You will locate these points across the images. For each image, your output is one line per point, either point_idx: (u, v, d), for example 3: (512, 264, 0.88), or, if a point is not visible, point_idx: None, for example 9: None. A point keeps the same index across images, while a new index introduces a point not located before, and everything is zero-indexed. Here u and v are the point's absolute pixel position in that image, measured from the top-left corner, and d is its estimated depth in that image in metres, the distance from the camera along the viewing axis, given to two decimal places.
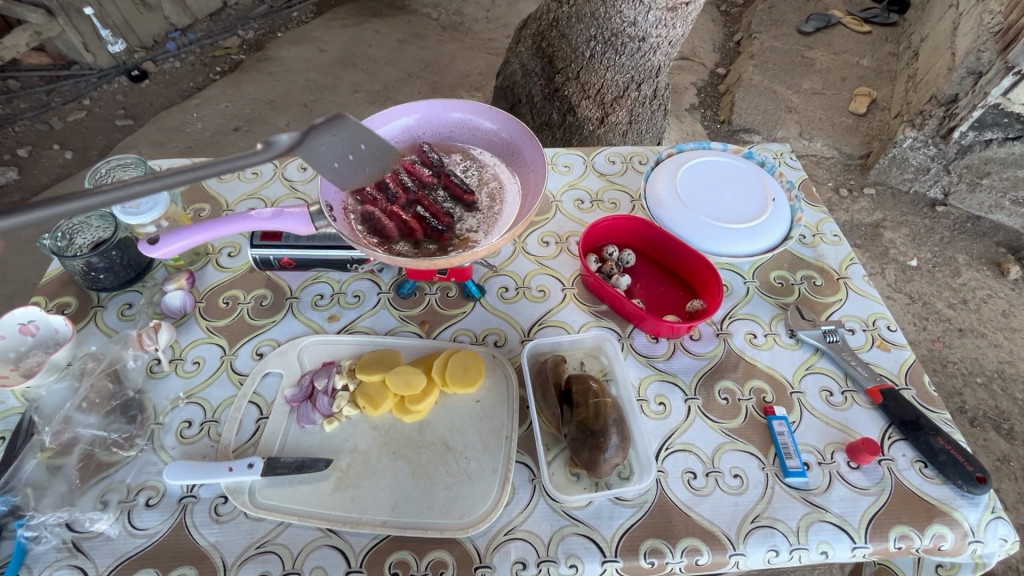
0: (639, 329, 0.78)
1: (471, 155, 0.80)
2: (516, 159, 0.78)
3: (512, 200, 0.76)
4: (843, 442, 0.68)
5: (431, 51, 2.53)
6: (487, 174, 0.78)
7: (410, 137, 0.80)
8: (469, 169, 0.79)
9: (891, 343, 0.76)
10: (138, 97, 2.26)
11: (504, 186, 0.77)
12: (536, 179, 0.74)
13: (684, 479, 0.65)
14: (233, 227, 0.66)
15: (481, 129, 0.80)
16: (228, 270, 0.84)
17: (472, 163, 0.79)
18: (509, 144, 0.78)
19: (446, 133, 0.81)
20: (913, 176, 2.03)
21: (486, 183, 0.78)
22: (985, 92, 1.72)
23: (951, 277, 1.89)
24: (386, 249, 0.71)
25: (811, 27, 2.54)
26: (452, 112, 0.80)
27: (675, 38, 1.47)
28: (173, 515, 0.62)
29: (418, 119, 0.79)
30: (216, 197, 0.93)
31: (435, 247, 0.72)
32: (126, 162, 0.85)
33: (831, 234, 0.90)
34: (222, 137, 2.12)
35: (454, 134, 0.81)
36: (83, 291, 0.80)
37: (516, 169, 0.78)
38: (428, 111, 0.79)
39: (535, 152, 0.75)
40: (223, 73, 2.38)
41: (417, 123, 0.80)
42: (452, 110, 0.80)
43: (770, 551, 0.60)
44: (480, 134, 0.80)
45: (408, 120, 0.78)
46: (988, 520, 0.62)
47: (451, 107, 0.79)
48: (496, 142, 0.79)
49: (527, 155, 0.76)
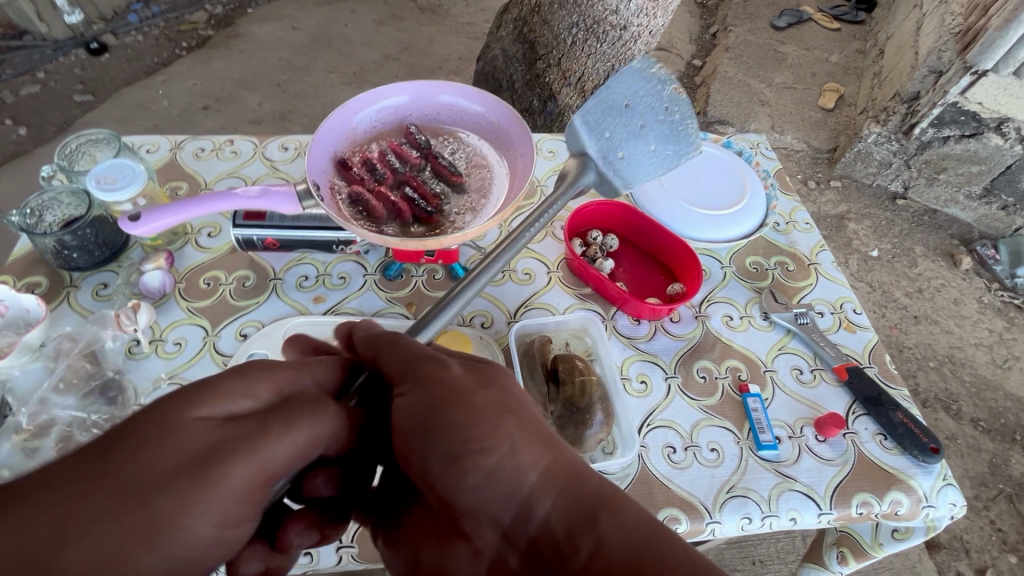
0: (622, 311, 0.81)
1: (459, 138, 0.80)
2: (505, 142, 0.78)
3: (501, 183, 0.76)
4: (811, 417, 0.72)
5: (409, 33, 2.48)
6: (475, 158, 0.79)
7: (397, 118, 0.80)
8: (456, 152, 0.79)
9: (856, 325, 0.81)
10: (98, 71, 2.15)
11: (492, 169, 0.78)
12: (525, 164, 0.74)
13: (664, 453, 0.68)
14: (220, 205, 0.66)
15: (469, 112, 0.80)
16: (208, 251, 0.82)
17: (460, 145, 0.80)
18: (498, 127, 0.78)
19: (434, 114, 0.81)
20: (877, 170, 2.13)
21: (474, 166, 0.78)
22: (945, 91, 1.81)
23: (908, 267, 1.99)
24: (374, 230, 0.72)
25: (784, 22, 2.60)
26: (440, 94, 0.80)
27: (655, 28, 1.48)
28: None
29: (405, 100, 0.79)
30: (193, 175, 0.91)
31: (424, 229, 0.73)
32: (98, 137, 0.81)
33: (803, 221, 0.94)
34: (191, 116, 2.04)
35: (442, 116, 0.81)
36: (54, 270, 0.77)
37: (505, 152, 0.78)
38: (415, 93, 0.79)
39: (523, 136, 0.75)
40: (190, 49, 2.29)
41: (405, 104, 0.80)
42: (439, 91, 0.79)
43: (743, 519, 0.64)
44: (469, 117, 0.80)
45: (395, 100, 0.78)
46: (940, 487, 0.67)
47: (439, 89, 0.79)
48: (484, 125, 0.80)
49: (515, 138, 0.76)
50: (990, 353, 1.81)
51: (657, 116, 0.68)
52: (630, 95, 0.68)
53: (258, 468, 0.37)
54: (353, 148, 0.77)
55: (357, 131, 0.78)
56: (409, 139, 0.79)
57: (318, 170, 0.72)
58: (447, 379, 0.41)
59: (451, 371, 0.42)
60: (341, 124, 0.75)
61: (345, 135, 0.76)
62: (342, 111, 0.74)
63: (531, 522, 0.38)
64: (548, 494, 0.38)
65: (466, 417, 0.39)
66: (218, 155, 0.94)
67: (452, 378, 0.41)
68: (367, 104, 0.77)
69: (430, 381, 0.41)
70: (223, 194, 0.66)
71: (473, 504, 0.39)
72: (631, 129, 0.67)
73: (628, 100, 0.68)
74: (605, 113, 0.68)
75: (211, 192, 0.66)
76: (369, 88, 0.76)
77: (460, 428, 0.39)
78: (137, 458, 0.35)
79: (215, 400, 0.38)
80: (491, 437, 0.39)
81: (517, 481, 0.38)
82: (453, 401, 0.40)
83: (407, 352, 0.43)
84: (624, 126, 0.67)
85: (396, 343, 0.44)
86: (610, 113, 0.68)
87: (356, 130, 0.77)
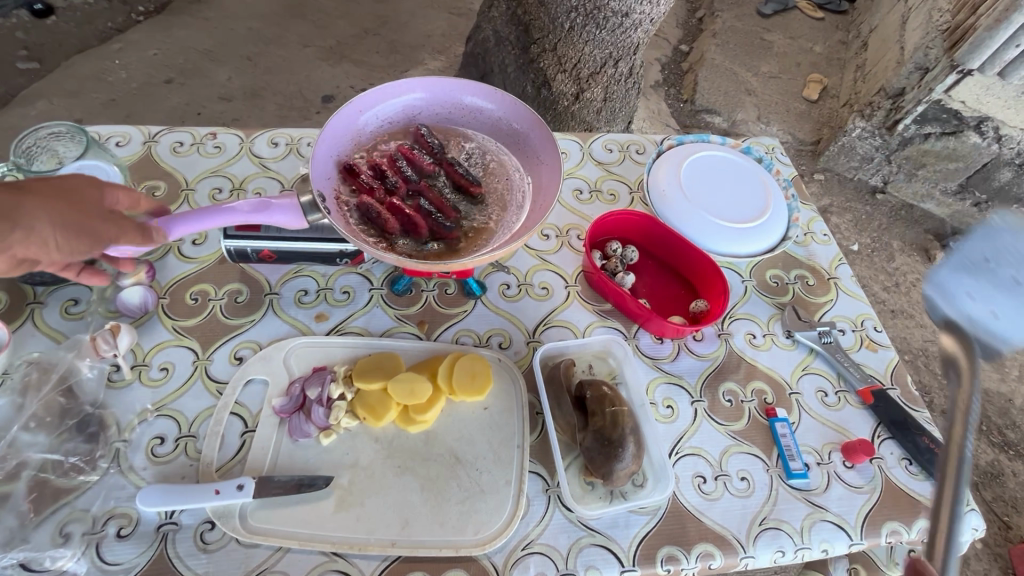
0: (644, 329, 0.77)
1: (474, 142, 0.74)
2: (526, 149, 0.72)
3: (523, 194, 0.71)
4: (838, 442, 0.70)
5: (388, 6, 2.33)
6: (493, 165, 0.73)
7: (406, 118, 0.73)
8: (472, 158, 0.73)
9: (877, 344, 0.80)
10: (43, 36, 1.94)
11: (512, 177, 0.72)
12: (550, 174, 0.69)
13: (694, 484, 0.65)
14: (216, 222, 0.59)
15: (486, 114, 0.74)
16: (195, 261, 0.75)
17: (475, 150, 0.74)
18: (518, 133, 0.73)
19: (446, 114, 0.74)
20: (859, 164, 2.13)
21: (492, 174, 0.72)
22: (930, 88, 1.81)
23: (886, 262, 2.02)
24: (387, 246, 0.65)
25: (770, 9, 2.57)
26: (454, 92, 0.73)
27: (656, 16, 1.42)
28: (152, 546, 0.56)
29: (416, 99, 0.72)
30: (172, 173, 0.81)
31: (441, 246, 0.66)
32: (58, 131, 0.71)
33: (821, 233, 0.92)
34: (152, 90, 1.88)
35: (454, 117, 0.74)
36: (13, 285, 0.69)
37: (525, 160, 0.73)
38: (427, 91, 0.72)
39: (547, 143, 0.70)
40: (148, 15, 2.09)
41: (415, 101, 0.73)
42: (454, 90, 0.73)
43: (777, 552, 0.62)
44: (484, 119, 0.74)
45: (405, 98, 0.72)
46: (965, 512, 0.67)
47: (453, 87, 0.72)
48: (502, 129, 0.74)
49: (538, 146, 0.71)
50: None
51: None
52: (994, 247, 0.42)
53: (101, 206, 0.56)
54: (358, 151, 0.70)
55: (363, 132, 0.71)
56: (420, 142, 0.71)
57: (322, 178, 0.64)
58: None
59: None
60: (346, 123, 0.68)
61: (350, 137, 0.69)
62: (347, 110, 0.67)
63: None
64: None
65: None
66: (199, 151, 0.84)
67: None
68: (375, 102, 0.70)
69: None
70: (222, 209, 0.59)
71: None
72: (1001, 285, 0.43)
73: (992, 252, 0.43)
74: (955, 273, 0.45)
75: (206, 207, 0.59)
76: (377, 85, 0.69)
77: None
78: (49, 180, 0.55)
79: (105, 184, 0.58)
80: None
81: None
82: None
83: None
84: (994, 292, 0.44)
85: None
86: (977, 270, 0.44)
87: (362, 131, 0.70)
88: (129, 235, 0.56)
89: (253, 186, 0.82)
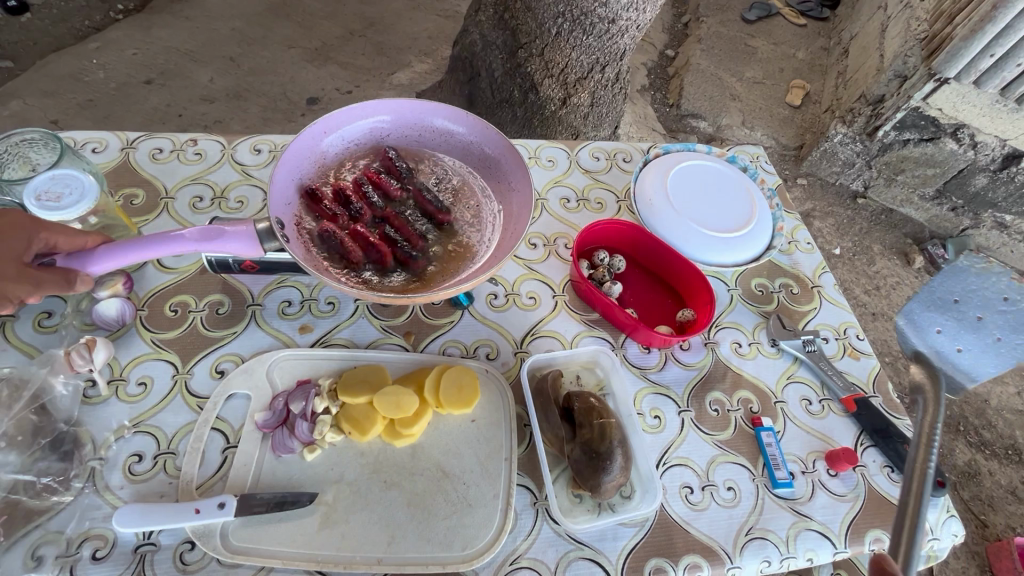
0: (631, 339, 0.77)
1: (444, 166, 0.74)
2: (497, 174, 0.72)
3: (492, 222, 0.70)
4: (822, 450, 0.71)
5: (374, 7, 2.31)
6: (463, 191, 0.72)
7: (372, 140, 0.72)
8: (441, 183, 0.72)
9: (860, 352, 0.81)
10: (17, 34, 1.89)
11: (482, 204, 0.72)
12: (520, 201, 0.69)
13: (681, 495, 0.66)
14: (156, 250, 0.57)
15: (456, 138, 0.73)
16: (174, 271, 0.73)
17: (445, 175, 0.73)
18: (489, 157, 0.72)
19: (415, 137, 0.73)
20: (840, 169, 2.17)
21: (460, 200, 0.72)
22: (909, 96, 1.84)
23: (867, 265, 2.06)
24: (350, 276, 0.63)
25: (754, 15, 2.60)
26: (423, 115, 0.72)
27: (642, 23, 1.43)
28: (128, 569, 0.54)
29: (384, 121, 0.72)
30: (151, 181, 0.79)
31: (407, 275, 0.65)
32: (32, 138, 0.69)
33: (805, 241, 0.93)
34: (131, 90, 1.84)
35: (424, 139, 0.73)
36: None
37: (496, 186, 0.72)
38: (395, 113, 0.71)
39: (518, 170, 0.69)
40: (127, 13, 2.05)
41: (382, 124, 0.72)
42: (423, 113, 0.72)
43: (763, 561, 0.62)
44: (454, 143, 0.73)
45: (372, 120, 0.71)
46: (944, 518, 0.68)
47: (423, 110, 0.71)
48: (473, 154, 0.73)
49: (509, 172, 0.70)
50: None
51: (998, 307, 0.65)
52: (960, 289, 0.66)
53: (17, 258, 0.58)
54: (323, 175, 0.69)
55: (328, 155, 0.69)
56: (387, 167, 0.71)
57: (283, 204, 0.63)
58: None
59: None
60: (310, 146, 0.67)
61: (314, 159, 0.68)
62: (311, 131, 0.66)
63: None
64: None
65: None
66: (179, 158, 0.83)
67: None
68: (341, 124, 0.69)
69: None
70: (167, 236, 0.57)
71: None
72: (965, 322, 0.66)
73: (957, 294, 0.67)
74: (930, 309, 0.68)
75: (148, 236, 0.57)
76: (341, 107, 0.68)
77: None
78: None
79: (37, 229, 0.59)
80: None
81: None
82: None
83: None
84: (959, 323, 0.66)
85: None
86: (944, 308, 0.67)
87: (326, 154, 0.69)
88: (48, 287, 0.58)
89: (235, 194, 0.80)
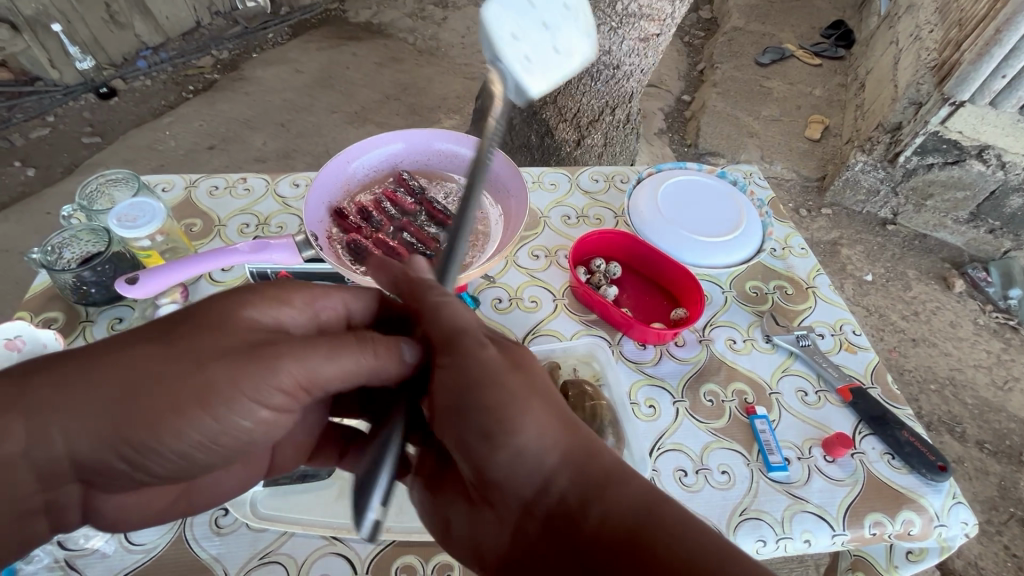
0: (628, 337, 0.82)
1: (451, 182, 0.84)
2: (497, 186, 0.82)
3: (495, 223, 0.80)
4: (818, 438, 0.73)
5: (408, 74, 2.56)
6: None
7: (389, 165, 0.84)
8: (450, 196, 0.83)
9: (857, 346, 0.83)
10: (107, 115, 2.22)
11: (486, 210, 0.82)
12: (519, 205, 0.78)
13: (675, 477, 0.68)
14: (216, 261, 0.68)
15: (461, 157, 0.84)
16: (220, 284, 0.84)
17: (453, 190, 0.83)
18: (490, 172, 0.83)
19: (425, 161, 0.85)
20: (865, 198, 2.14)
21: None
22: (925, 121, 1.83)
23: (902, 290, 1.98)
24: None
25: (767, 58, 2.69)
26: (432, 141, 0.84)
27: (646, 67, 1.55)
28: (172, 530, 0.62)
29: (398, 147, 0.83)
30: (208, 212, 0.94)
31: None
32: (118, 177, 0.84)
33: (799, 247, 0.97)
34: (196, 155, 2.10)
35: (433, 162, 0.85)
36: (70, 305, 0.80)
37: (497, 194, 0.82)
38: (407, 140, 0.83)
39: (515, 178, 0.80)
40: (196, 92, 2.35)
41: (396, 151, 0.84)
42: (431, 139, 0.83)
43: (758, 541, 0.64)
44: (461, 161, 0.84)
45: (387, 149, 0.82)
46: (950, 505, 0.68)
47: (431, 136, 0.83)
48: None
49: (507, 182, 0.81)
50: (990, 374, 1.80)
51: None
52: None
53: (305, 374, 0.46)
54: (348, 197, 0.80)
55: (352, 180, 0.81)
56: (402, 186, 0.82)
57: (316, 221, 0.74)
58: (601, 445, 0.46)
59: (618, 461, 0.45)
60: (337, 173, 0.79)
61: (341, 184, 0.79)
62: (337, 161, 0.78)
63: (548, 496, 0.43)
64: (566, 473, 0.43)
65: (624, 493, 0.41)
66: (231, 193, 0.97)
67: (620, 459, 0.45)
68: (360, 153, 0.81)
69: (467, 359, 0.46)
70: (224, 250, 0.67)
71: (502, 478, 0.44)
72: None
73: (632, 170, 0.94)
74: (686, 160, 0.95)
75: (209, 250, 0.68)
76: (360, 139, 0.80)
77: (494, 410, 0.44)
78: (189, 365, 0.43)
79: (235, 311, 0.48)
80: (517, 413, 0.44)
81: (529, 437, 0.43)
82: (687, 528, 0.39)
83: (511, 379, 0.46)
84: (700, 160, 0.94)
85: (459, 368, 0.46)
86: None
87: (351, 179, 0.81)
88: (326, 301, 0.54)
89: (276, 221, 0.93)
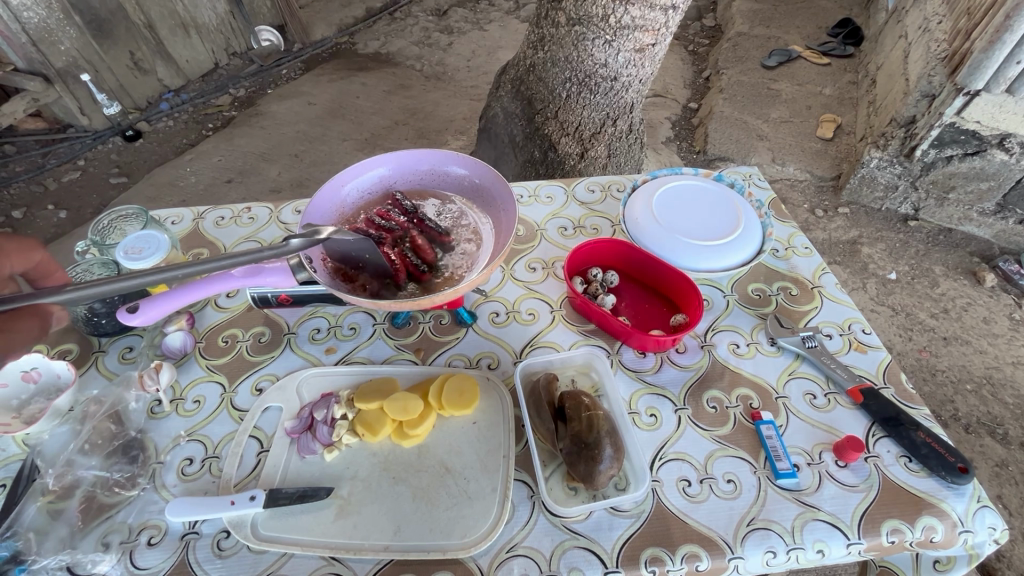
0: (627, 345, 0.81)
1: (443, 199, 0.86)
2: (486, 200, 0.84)
3: (485, 236, 0.81)
4: (829, 442, 0.70)
5: (416, 100, 2.63)
6: (461, 217, 0.84)
7: (383, 187, 0.85)
8: (443, 213, 0.84)
9: (867, 345, 0.81)
10: (132, 156, 2.33)
11: (478, 224, 0.83)
12: (508, 216, 0.79)
13: (679, 487, 0.66)
14: (212, 288, 0.69)
15: (452, 174, 0.86)
16: (227, 310, 0.87)
17: (444, 206, 0.85)
18: (479, 187, 0.84)
19: (417, 181, 0.87)
20: (884, 194, 2.08)
21: (459, 224, 0.83)
22: (940, 113, 1.78)
23: (930, 288, 1.91)
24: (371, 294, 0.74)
25: (774, 61, 2.66)
26: (423, 162, 0.86)
27: (644, 77, 1.56)
28: (175, 553, 0.63)
29: (391, 170, 0.85)
30: (213, 242, 0.97)
31: (417, 288, 0.76)
32: (128, 213, 0.88)
33: (802, 247, 0.95)
34: (215, 189, 2.18)
35: (426, 181, 0.87)
36: (85, 337, 0.83)
37: (488, 208, 0.83)
38: (400, 162, 0.85)
39: (503, 191, 0.81)
40: (215, 129, 2.46)
41: (389, 174, 0.85)
42: (423, 160, 0.86)
43: (767, 553, 0.61)
44: (452, 178, 0.86)
45: (379, 172, 0.84)
46: (976, 509, 0.64)
47: (422, 157, 0.85)
48: (467, 186, 0.85)
49: (496, 195, 0.82)
50: None
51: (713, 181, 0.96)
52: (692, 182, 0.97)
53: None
54: (343, 220, 0.81)
55: (347, 203, 0.82)
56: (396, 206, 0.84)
57: None
58: None
59: None
60: (332, 198, 0.80)
61: (336, 208, 0.81)
62: (330, 185, 0.79)
63: None
64: None
65: None
66: (236, 222, 1.00)
67: None
68: (354, 177, 0.82)
69: None
70: (219, 276, 0.69)
71: None
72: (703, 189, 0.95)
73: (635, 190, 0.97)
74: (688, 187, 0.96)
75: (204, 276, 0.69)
76: (353, 163, 0.82)
77: None
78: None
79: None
80: None
81: None
82: None
83: None
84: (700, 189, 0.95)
85: None
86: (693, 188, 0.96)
87: (345, 203, 0.82)
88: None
89: None
